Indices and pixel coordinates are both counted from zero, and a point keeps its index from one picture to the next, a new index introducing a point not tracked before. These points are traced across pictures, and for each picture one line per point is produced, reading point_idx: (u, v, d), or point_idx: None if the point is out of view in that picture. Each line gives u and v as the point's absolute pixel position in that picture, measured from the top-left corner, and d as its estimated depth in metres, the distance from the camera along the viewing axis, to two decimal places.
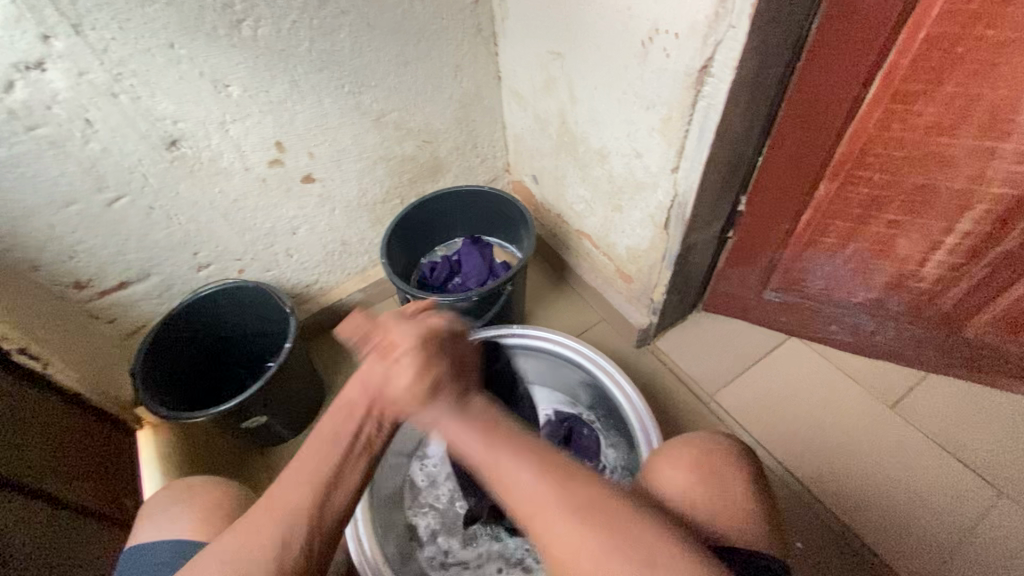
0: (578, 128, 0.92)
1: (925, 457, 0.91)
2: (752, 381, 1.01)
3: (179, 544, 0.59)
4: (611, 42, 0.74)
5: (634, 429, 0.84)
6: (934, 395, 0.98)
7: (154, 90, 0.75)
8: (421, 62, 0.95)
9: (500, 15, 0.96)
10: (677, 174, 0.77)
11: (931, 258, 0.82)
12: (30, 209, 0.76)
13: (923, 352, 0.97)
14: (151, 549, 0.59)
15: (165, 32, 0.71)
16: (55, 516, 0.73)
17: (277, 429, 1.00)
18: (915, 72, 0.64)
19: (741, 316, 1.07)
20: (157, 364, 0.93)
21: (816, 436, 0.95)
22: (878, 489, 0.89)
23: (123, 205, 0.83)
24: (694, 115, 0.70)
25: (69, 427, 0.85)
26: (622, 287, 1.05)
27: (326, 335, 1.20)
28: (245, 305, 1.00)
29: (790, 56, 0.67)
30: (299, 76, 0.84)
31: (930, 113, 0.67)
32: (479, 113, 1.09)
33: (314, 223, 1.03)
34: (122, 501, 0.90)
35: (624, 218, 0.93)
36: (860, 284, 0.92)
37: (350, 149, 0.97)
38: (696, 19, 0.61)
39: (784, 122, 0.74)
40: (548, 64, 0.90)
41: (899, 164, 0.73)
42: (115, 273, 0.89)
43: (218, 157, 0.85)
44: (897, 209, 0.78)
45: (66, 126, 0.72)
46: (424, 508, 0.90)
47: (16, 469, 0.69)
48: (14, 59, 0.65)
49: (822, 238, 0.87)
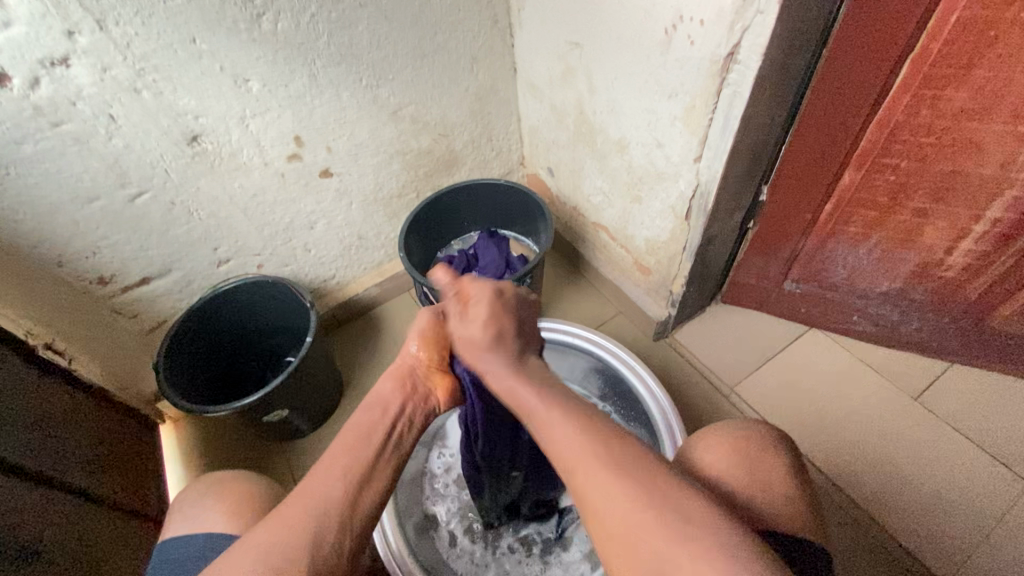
0: (596, 119, 0.91)
1: (951, 448, 0.90)
2: (773, 373, 1.00)
3: (210, 538, 0.58)
4: (632, 31, 0.73)
5: (657, 423, 0.83)
6: (959, 386, 0.96)
7: (176, 86, 0.75)
8: (437, 55, 0.94)
9: (516, 6, 0.95)
10: (700, 164, 0.77)
11: (958, 247, 0.81)
12: (55, 205, 0.76)
13: (948, 342, 0.96)
14: (183, 544, 0.58)
15: (187, 26, 0.71)
16: (82, 509, 0.73)
17: (298, 423, 1.00)
18: (947, 56, 0.63)
19: (761, 307, 1.06)
20: (180, 358, 0.94)
21: (839, 427, 0.94)
22: (904, 480, 0.88)
23: (145, 201, 0.83)
24: (719, 104, 0.69)
25: (93, 421, 0.86)
26: (640, 279, 1.05)
27: (343, 329, 1.20)
28: (265, 301, 1.01)
29: (816, 44, 0.66)
30: (318, 70, 0.84)
31: (961, 99, 0.66)
32: (495, 106, 1.09)
33: (332, 218, 1.03)
34: (148, 494, 0.91)
35: (643, 209, 0.92)
36: (883, 274, 0.91)
37: (367, 143, 0.97)
38: (724, 6, 0.60)
39: (809, 111, 0.73)
40: (566, 55, 0.89)
41: (927, 152, 0.72)
42: (138, 269, 0.89)
43: (238, 152, 0.86)
44: (925, 197, 0.77)
45: (90, 122, 0.73)
46: (440, 495, 0.90)
47: (42, 462, 0.70)
48: (40, 55, 0.65)
49: (845, 227, 0.86)
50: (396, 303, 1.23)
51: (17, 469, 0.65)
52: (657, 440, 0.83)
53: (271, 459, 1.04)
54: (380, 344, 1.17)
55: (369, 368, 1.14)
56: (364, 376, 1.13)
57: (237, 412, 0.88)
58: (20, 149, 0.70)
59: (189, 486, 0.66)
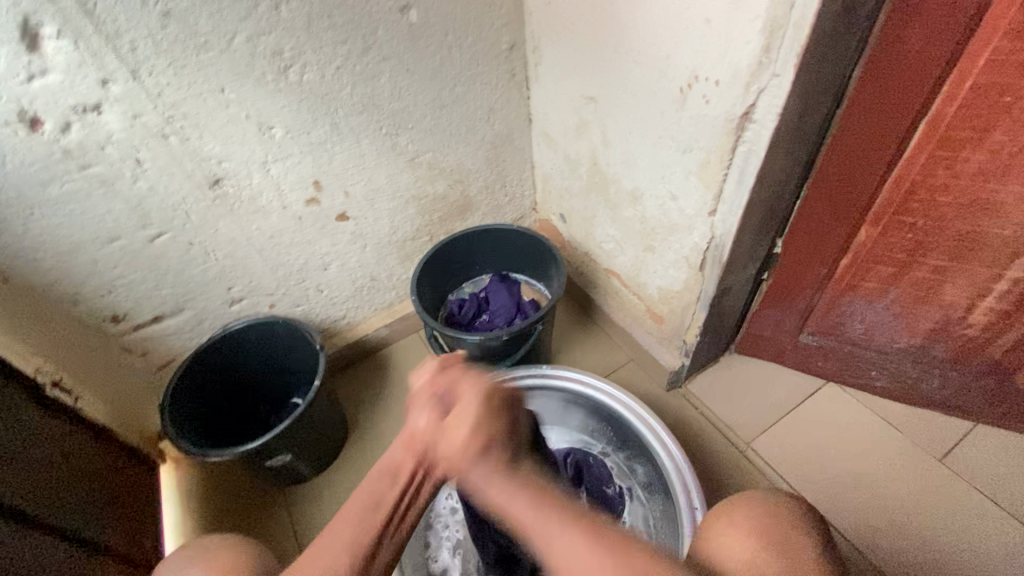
0: (610, 170, 0.92)
1: (979, 514, 0.86)
2: (789, 428, 0.97)
3: None
4: (647, 88, 0.75)
5: (676, 496, 0.81)
6: (984, 447, 0.93)
7: (202, 132, 0.77)
8: (456, 106, 0.97)
9: (533, 61, 0.98)
10: (715, 217, 0.77)
11: (979, 304, 0.80)
12: (76, 245, 0.77)
13: (972, 401, 0.93)
14: None
15: (216, 77, 0.74)
16: (76, 554, 0.71)
17: (300, 469, 0.98)
18: (961, 119, 0.64)
19: (775, 359, 1.04)
20: (188, 398, 0.93)
21: (864, 489, 0.90)
22: (934, 549, 0.84)
23: (163, 241, 0.84)
24: (734, 159, 0.70)
25: (95, 461, 0.84)
26: (653, 327, 1.03)
27: (351, 370, 1.19)
28: (276, 341, 1.01)
29: (830, 105, 0.67)
30: (340, 119, 0.87)
31: (977, 161, 0.66)
32: (510, 154, 1.11)
33: (345, 259, 1.04)
34: (143, 538, 0.88)
35: (656, 258, 0.92)
36: (903, 330, 0.89)
37: (384, 189, 0.99)
38: (739, 68, 0.62)
39: (823, 169, 0.73)
40: (581, 108, 0.92)
41: (944, 211, 0.72)
42: (151, 306, 0.90)
43: (257, 196, 0.87)
44: (943, 254, 0.76)
45: (117, 165, 0.75)
46: (442, 541, 0.86)
47: (39, 507, 0.68)
48: (74, 102, 0.68)
49: (863, 282, 0.85)
50: (406, 344, 1.22)
51: (14, 514, 0.63)
52: (672, 502, 0.81)
53: (273, 505, 1.01)
54: (388, 386, 1.16)
55: (374, 411, 1.12)
56: (369, 420, 1.11)
57: (238, 457, 0.86)
58: (47, 190, 0.72)
59: (196, 543, 0.63)
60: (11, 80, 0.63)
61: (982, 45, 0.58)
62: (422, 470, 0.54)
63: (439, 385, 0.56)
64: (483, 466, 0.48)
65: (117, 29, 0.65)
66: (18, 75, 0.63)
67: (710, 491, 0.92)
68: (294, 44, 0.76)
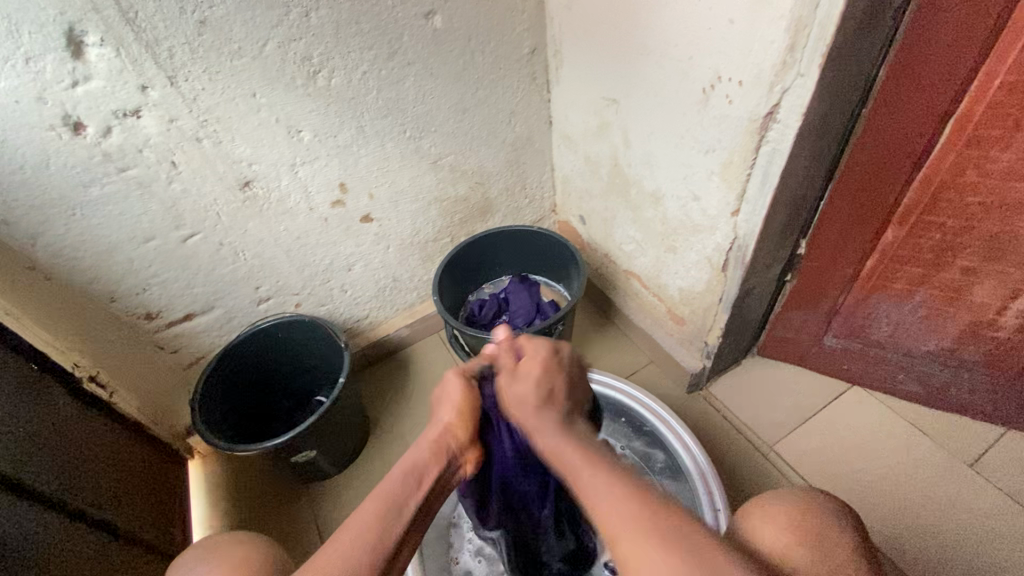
0: (630, 171, 0.93)
1: (1013, 521, 0.84)
2: (813, 432, 0.96)
3: None
4: (670, 90, 0.76)
5: (693, 482, 0.82)
6: (1018, 454, 0.90)
7: (235, 135, 0.80)
8: (478, 109, 0.98)
9: (554, 65, 0.99)
10: (738, 218, 0.77)
11: (1011, 307, 0.78)
12: (113, 244, 0.80)
13: (1004, 408, 0.90)
14: None
15: (249, 82, 0.77)
16: (106, 543, 0.73)
17: (323, 466, 1.00)
18: (992, 117, 0.63)
19: (798, 362, 1.03)
20: (217, 395, 0.95)
21: (888, 492, 0.88)
22: (964, 557, 0.81)
23: (195, 241, 0.87)
24: (758, 159, 0.69)
25: (126, 454, 0.87)
26: (673, 329, 1.03)
27: (373, 370, 1.21)
28: (302, 340, 1.03)
29: (856, 105, 0.66)
30: (365, 122, 0.88)
31: (1007, 160, 0.65)
32: (530, 156, 1.12)
33: (369, 260, 1.06)
34: (172, 531, 0.90)
35: (677, 259, 0.92)
36: (931, 333, 0.87)
37: (407, 191, 1.01)
38: (763, 68, 0.62)
39: (848, 168, 0.73)
40: (602, 110, 0.92)
41: (974, 211, 0.70)
42: (183, 305, 0.92)
43: (285, 197, 0.89)
44: (973, 255, 0.74)
45: (154, 168, 0.77)
46: (464, 544, 0.86)
47: (75, 496, 0.70)
48: (114, 106, 0.71)
49: (889, 284, 0.84)
50: (426, 345, 1.24)
51: (51, 502, 0.66)
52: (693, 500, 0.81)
53: (297, 501, 1.03)
54: (409, 386, 1.17)
55: (395, 410, 1.14)
56: (391, 419, 1.12)
57: (265, 452, 0.88)
58: (87, 192, 0.75)
59: (225, 534, 0.63)
60: (57, 86, 0.66)
61: (1014, 41, 0.57)
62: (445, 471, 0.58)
63: (455, 388, 0.61)
64: (546, 416, 0.55)
65: (156, 37, 0.68)
66: (63, 81, 0.66)
67: (732, 494, 0.91)
68: (323, 49, 0.78)
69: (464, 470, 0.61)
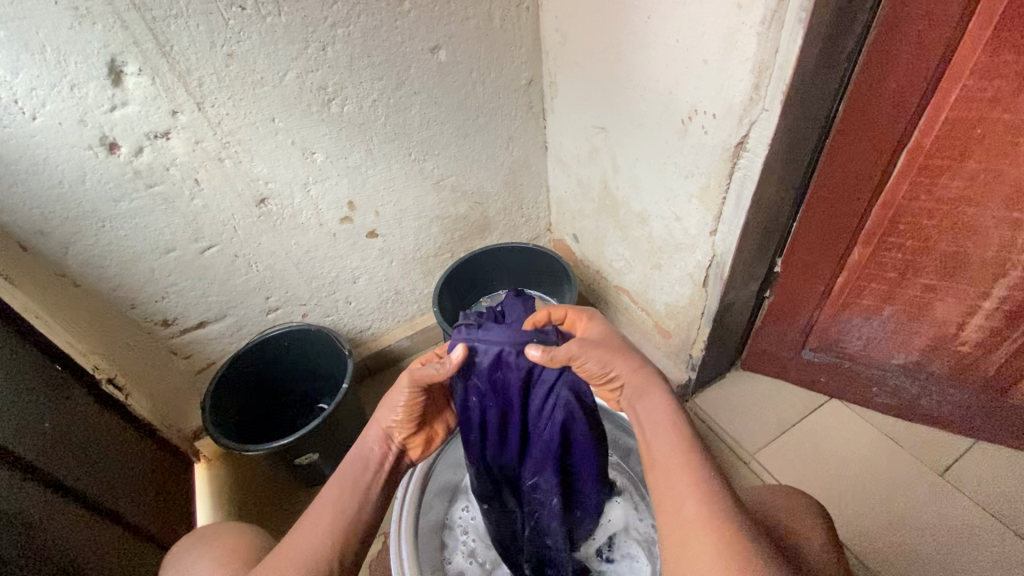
0: (619, 193, 1.00)
1: (980, 526, 0.88)
2: (792, 442, 1.01)
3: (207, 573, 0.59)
4: (653, 120, 0.83)
5: None
6: (987, 465, 0.95)
7: (253, 156, 0.87)
8: (478, 134, 1.06)
9: (549, 94, 1.07)
10: (716, 237, 0.83)
11: (970, 322, 0.84)
12: (138, 254, 0.87)
13: (970, 419, 0.96)
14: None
15: (269, 108, 0.84)
16: (116, 535, 0.76)
17: (323, 469, 1.04)
18: (940, 148, 0.70)
19: (779, 375, 1.09)
20: (226, 398, 1.00)
21: (861, 501, 0.93)
22: (933, 560, 0.86)
23: (212, 252, 0.93)
24: (731, 184, 0.76)
25: (137, 453, 0.91)
26: (660, 342, 1.09)
27: (374, 379, 1.26)
28: (307, 348, 1.09)
29: (819, 135, 0.74)
30: (374, 146, 0.96)
31: (957, 186, 0.72)
32: (527, 178, 1.19)
33: (373, 274, 1.12)
34: (177, 529, 0.93)
35: (663, 275, 0.98)
36: (900, 347, 0.93)
37: (411, 209, 1.08)
38: (733, 103, 0.69)
39: (816, 191, 0.80)
40: (592, 137, 1.00)
41: (930, 233, 0.77)
42: (197, 313, 0.98)
43: (297, 214, 0.96)
44: (932, 273, 0.81)
45: (178, 184, 0.84)
46: (457, 544, 0.89)
47: (90, 488, 0.75)
48: (146, 129, 0.78)
49: (858, 300, 0.90)
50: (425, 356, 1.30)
51: (69, 492, 0.71)
52: None
53: (298, 504, 1.07)
54: None
55: None
56: None
57: (270, 453, 0.93)
58: (117, 206, 0.81)
59: (236, 524, 0.69)
60: (97, 110, 0.73)
61: (953, 83, 0.64)
62: (389, 457, 0.66)
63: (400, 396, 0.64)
64: (644, 399, 0.61)
65: (188, 68, 0.75)
66: (103, 105, 0.73)
67: None
68: (337, 79, 0.86)
69: (409, 454, 0.70)
